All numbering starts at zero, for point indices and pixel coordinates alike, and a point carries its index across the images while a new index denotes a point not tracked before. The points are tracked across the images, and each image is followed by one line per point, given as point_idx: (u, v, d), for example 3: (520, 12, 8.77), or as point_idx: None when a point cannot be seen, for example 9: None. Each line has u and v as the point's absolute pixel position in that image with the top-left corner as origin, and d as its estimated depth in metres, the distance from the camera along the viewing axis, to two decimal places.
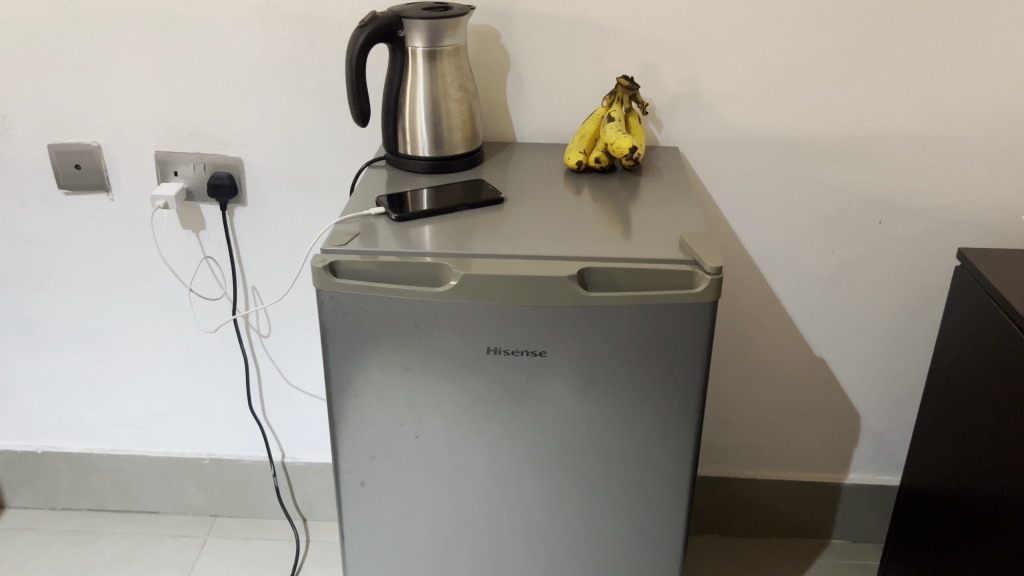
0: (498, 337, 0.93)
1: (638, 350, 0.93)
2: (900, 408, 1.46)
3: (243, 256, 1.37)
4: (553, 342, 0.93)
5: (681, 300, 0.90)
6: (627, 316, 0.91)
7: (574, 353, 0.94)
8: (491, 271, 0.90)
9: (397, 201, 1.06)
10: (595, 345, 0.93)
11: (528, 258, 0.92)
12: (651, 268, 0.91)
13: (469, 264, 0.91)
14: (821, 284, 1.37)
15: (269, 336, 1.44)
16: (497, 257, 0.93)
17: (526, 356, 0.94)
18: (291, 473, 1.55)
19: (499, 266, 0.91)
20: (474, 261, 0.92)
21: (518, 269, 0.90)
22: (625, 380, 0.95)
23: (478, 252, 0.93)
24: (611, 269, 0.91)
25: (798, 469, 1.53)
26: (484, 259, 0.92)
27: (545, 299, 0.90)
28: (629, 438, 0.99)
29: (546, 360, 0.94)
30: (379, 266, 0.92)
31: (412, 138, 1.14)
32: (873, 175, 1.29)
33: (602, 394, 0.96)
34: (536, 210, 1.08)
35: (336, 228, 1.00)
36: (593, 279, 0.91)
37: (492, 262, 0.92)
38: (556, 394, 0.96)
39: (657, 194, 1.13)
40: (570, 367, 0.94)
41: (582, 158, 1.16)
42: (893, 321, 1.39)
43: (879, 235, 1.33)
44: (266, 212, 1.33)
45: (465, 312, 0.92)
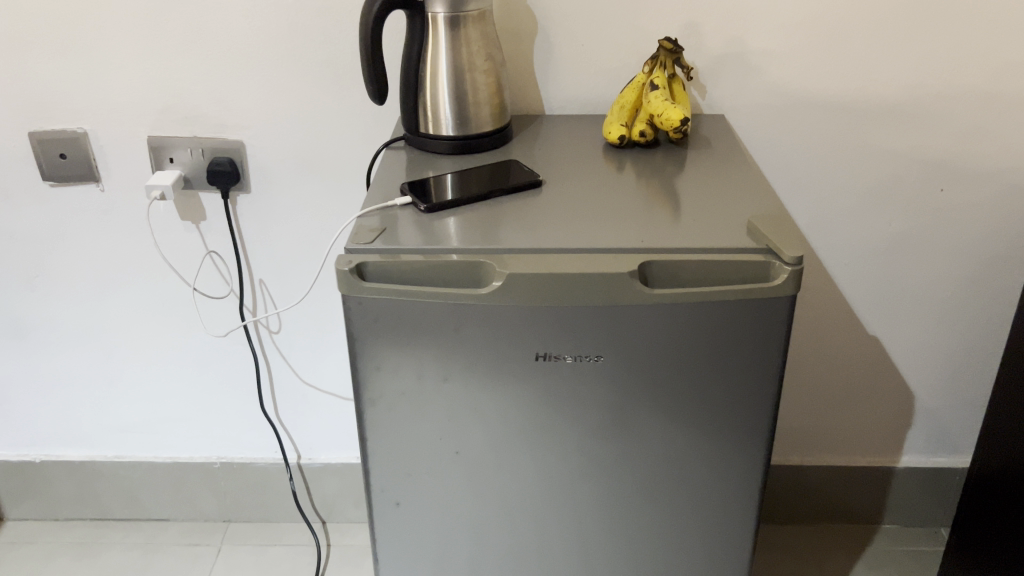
0: (549, 343, 0.83)
1: (703, 351, 0.83)
2: (959, 387, 1.36)
3: (249, 247, 1.26)
4: (611, 344, 0.82)
5: (754, 295, 0.80)
6: (694, 314, 0.81)
7: (635, 356, 0.83)
8: (538, 270, 0.79)
9: (424, 190, 0.94)
10: (657, 348, 0.83)
11: (579, 254, 0.82)
12: (719, 260, 0.80)
13: (513, 262, 0.81)
14: (877, 257, 1.26)
15: (279, 332, 1.33)
16: (544, 253, 0.82)
17: (581, 361, 0.83)
18: (308, 475, 1.46)
19: (544, 262, 0.81)
20: (518, 257, 0.81)
21: (569, 265, 0.80)
22: (691, 384, 0.85)
23: (521, 249, 0.82)
24: (675, 262, 0.81)
25: (848, 454, 1.44)
26: (528, 256, 0.82)
27: (599, 298, 0.80)
28: (693, 448, 0.89)
29: (603, 365, 0.84)
30: (412, 266, 0.82)
31: (434, 116, 1.02)
32: (935, 138, 1.17)
33: (663, 402, 0.86)
34: (578, 194, 0.97)
35: (358, 224, 0.88)
36: (653, 276, 0.81)
37: (538, 259, 0.81)
38: (613, 403, 0.86)
39: (708, 168, 1.02)
40: (627, 373, 0.84)
41: (624, 132, 1.04)
42: (953, 295, 1.29)
43: (940, 204, 1.22)
44: (272, 199, 1.21)
45: (510, 316, 0.81)
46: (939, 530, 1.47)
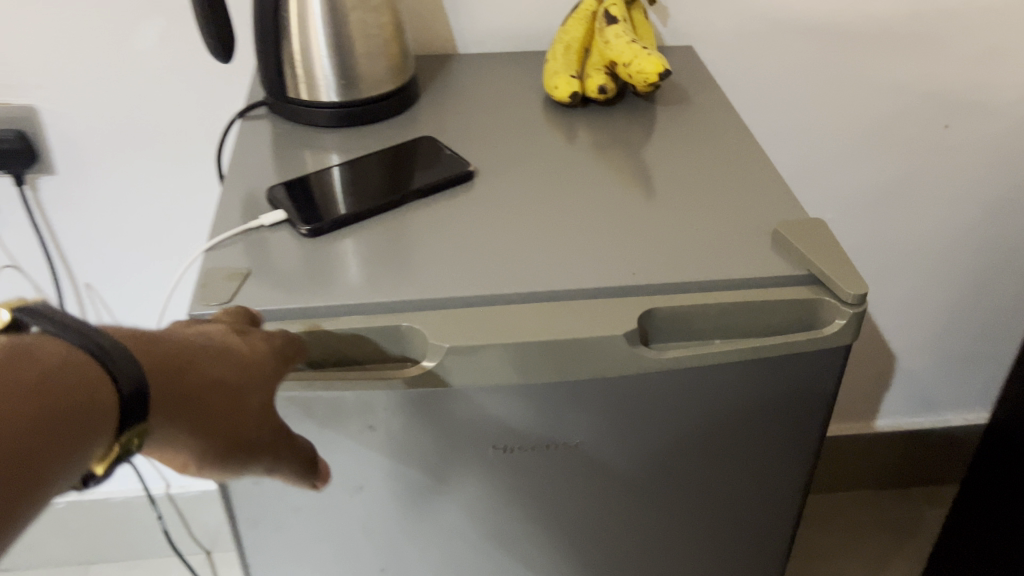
0: (510, 433, 0.57)
1: (719, 420, 0.60)
2: (943, 344, 1.18)
3: (64, 245, 0.93)
4: (599, 426, 0.58)
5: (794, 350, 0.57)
6: (714, 380, 0.57)
7: (631, 437, 0.59)
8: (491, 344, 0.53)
9: (304, 198, 0.65)
10: (663, 427, 0.59)
11: (545, 308, 0.56)
12: (746, 301, 0.56)
13: (451, 327, 0.54)
14: (864, 208, 1.05)
15: None
16: (495, 308, 0.56)
17: (557, 451, 0.58)
18: (181, 506, 1.18)
19: (495, 324, 0.54)
20: (456, 316, 0.55)
21: (534, 326, 0.54)
22: (704, 460, 0.61)
23: (458, 306, 0.56)
24: (685, 309, 0.56)
25: None
26: (470, 314, 0.55)
27: (585, 372, 0.55)
28: (701, 528, 0.67)
29: (587, 452, 0.59)
30: (303, 338, 0.55)
31: (307, 74, 0.72)
32: (947, 63, 0.94)
33: (667, 484, 0.62)
34: (521, 185, 0.69)
35: (208, 262, 0.59)
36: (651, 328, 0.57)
37: (486, 318, 0.55)
38: (599, 494, 0.62)
39: (689, 132, 0.75)
40: (612, 458, 0.60)
41: (577, 87, 0.75)
42: (947, 247, 1.09)
43: (943, 142, 1.00)
44: (89, 182, 0.88)
45: (448, 401, 0.55)
46: (910, 490, 1.34)
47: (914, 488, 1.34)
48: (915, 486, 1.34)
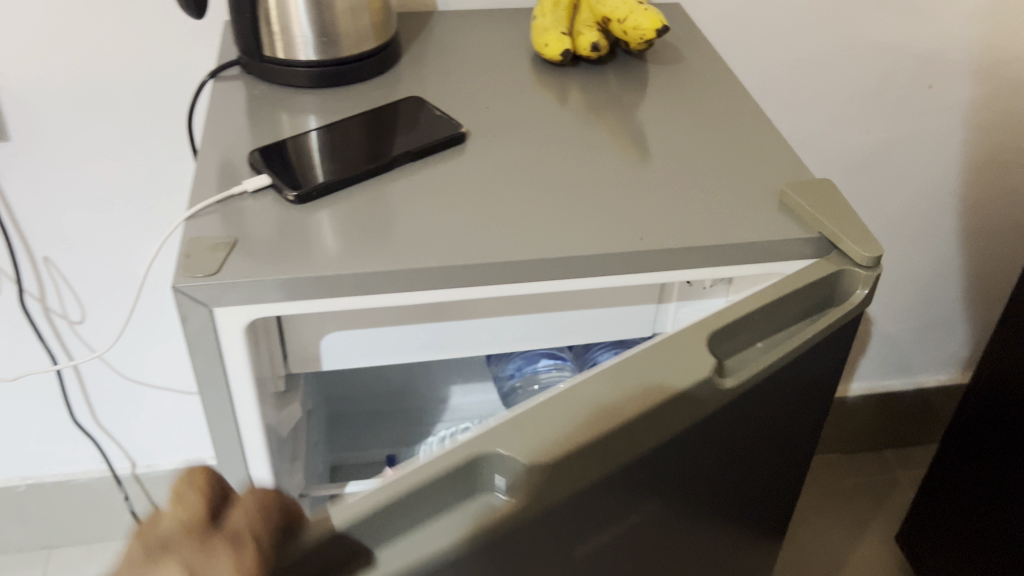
0: (585, 535, 0.43)
1: (761, 423, 0.52)
2: (922, 309, 1.19)
3: (20, 216, 0.87)
4: (665, 485, 0.46)
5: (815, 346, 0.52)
6: (771, 383, 0.49)
7: (687, 480, 0.48)
8: (591, 448, 0.39)
9: (290, 164, 0.61)
10: (714, 453, 0.49)
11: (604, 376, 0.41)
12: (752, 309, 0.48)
13: (524, 425, 0.38)
14: (847, 172, 1.03)
15: (82, 323, 0.97)
16: (559, 401, 0.40)
17: (627, 530, 0.45)
18: (149, 486, 1.14)
19: (584, 421, 0.39)
20: (525, 419, 0.39)
21: (612, 400, 0.40)
22: (737, 471, 0.53)
23: (525, 415, 0.39)
24: (735, 320, 0.47)
25: None
26: (536, 415, 0.39)
27: (670, 430, 0.42)
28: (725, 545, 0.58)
29: (652, 517, 0.47)
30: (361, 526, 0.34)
31: (284, 32, 0.67)
32: (933, 23, 0.92)
33: (707, 513, 0.53)
34: (517, 149, 0.66)
35: (188, 231, 0.55)
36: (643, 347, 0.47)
37: (559, 409, 0.39)
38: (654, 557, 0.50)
39: (685, 92, 0.73)
40: (659, 526, 0.48)
41: (569, 44, 0.71)
42: (928, 210, 1.08)
43: (928, 104, 0.98)
44: (47, 148, 0.83)
45: (544, 528, 0.39)
46: (882, 452, 1.36)
47: (887, 450, 1.36)
48: (888, 448, 1.36)
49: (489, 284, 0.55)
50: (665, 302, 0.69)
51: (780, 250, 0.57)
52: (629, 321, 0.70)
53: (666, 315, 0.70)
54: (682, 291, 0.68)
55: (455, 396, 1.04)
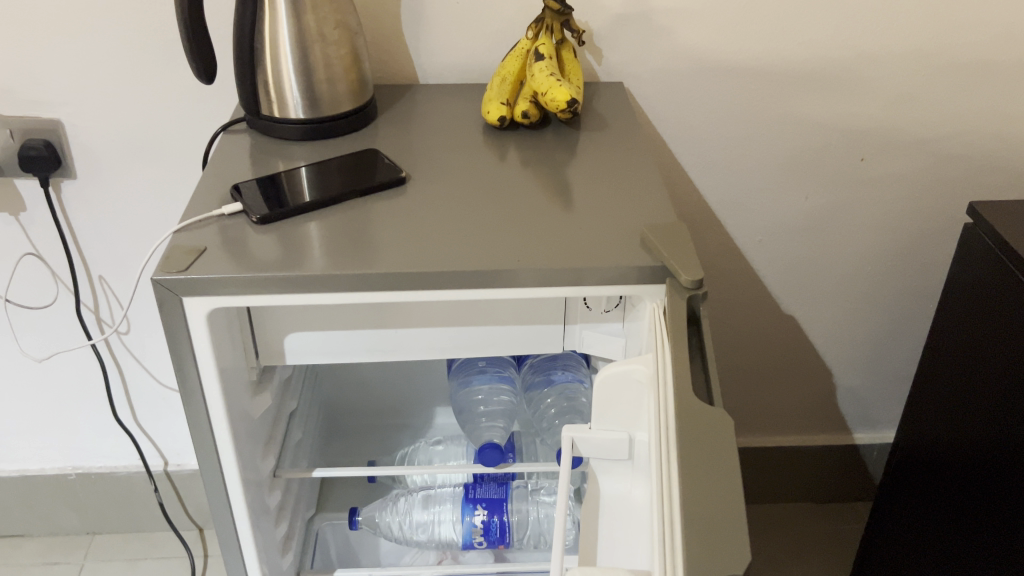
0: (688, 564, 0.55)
1: None
2: (875, 362, 1.30)
3: (79, 239, 1.07)
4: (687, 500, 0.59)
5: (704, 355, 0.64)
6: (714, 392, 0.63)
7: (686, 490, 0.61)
8: (739, 526, 0.50)
9: (265, 194, 0.79)
10: None
11: (693, 500, 0.52)
12: (684, 395, 0.58)
13: (706, 552, 0.49)
14: (793, 233, 1.15)
15: (129, 333, 1.16)
16: (695, 530, 0.50)
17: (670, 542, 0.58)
18: (177, 482, 1.31)
19: (723, 522, 0.50)
20: (703, 551, 0.49)
21: (707, 500, 0.51)
22: None
23: (697, 548, 0.49)
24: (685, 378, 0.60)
25: (780, 433, 1.39)
26: (702, 548, 0.49)
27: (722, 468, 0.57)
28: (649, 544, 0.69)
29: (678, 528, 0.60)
30: None
31: (278, 96, 0.86)
32: (858, 105, 1.05)
33: None
34: (451, 191, 0.82)
35: (176, 240, 0.73)
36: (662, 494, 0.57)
37: (707, 531, 0.50)
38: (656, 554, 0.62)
39: (603, 152, 0.88)
40: None
41: (506, 112, 0.89)
42: (872, 271, 1.19)
43: (862, 175, 1.11)
44: (103, 186, 1.03)
45: None
46: (856, 504, 1.45)
47: (860, 503, 1.46)
48: (860, 500, 1.46)
49: (398, 289, 0.71)
50: (571, 324, 0.83)
51: (633, 274, 0.70)
52: (542, 338, 0.84)
53: (573, 334, 0.84)
54: (583, 315, 0.82)
55: (438, 416, 1.19)
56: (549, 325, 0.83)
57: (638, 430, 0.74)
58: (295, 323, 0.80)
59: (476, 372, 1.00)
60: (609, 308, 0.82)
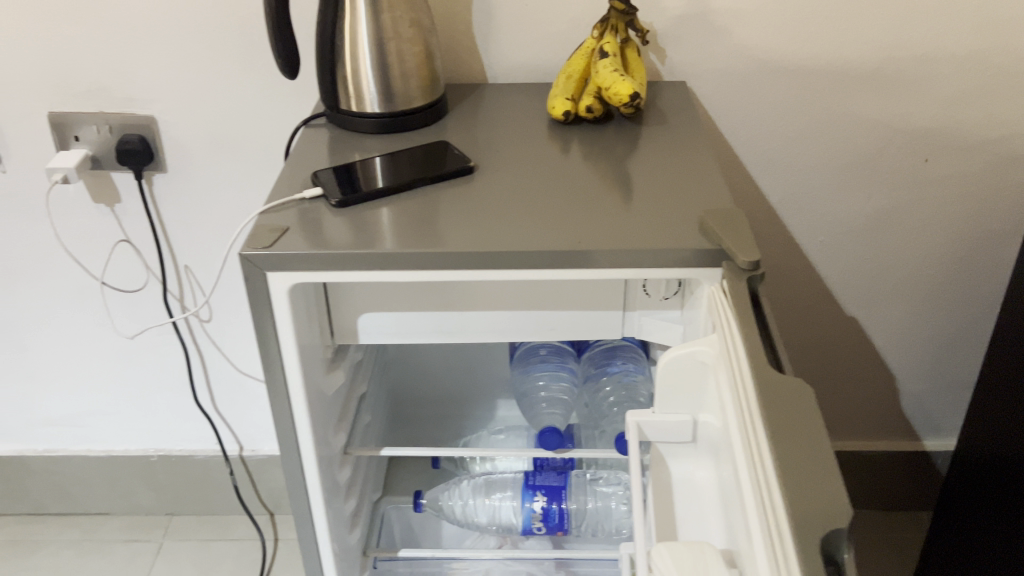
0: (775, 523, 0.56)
1: None
2: (940, 367, 1.29)
3: (168, 230, 1.14)
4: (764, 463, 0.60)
5: (769, 334, 0.65)
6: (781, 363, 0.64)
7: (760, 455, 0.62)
8: (835, 482, 0.51)
9: (342, 180, 0.84)
10: None
11: (785, 462, 0.52)
12: (761, 369, 0.59)
13: (806, 506, 0.49)
14: (855, 234, 1.16)
15: (210, 321, 1.22)
16: (791, 488, 0.50)
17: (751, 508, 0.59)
18: (251, 468, 1.37)
19: (816, 480, 0.51)
20: (801, 505, 0.49)
21: (798, 455, 0.53)
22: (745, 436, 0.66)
23: (795, 503, 0.49)
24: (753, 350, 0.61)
25: (842, 437, 1.39)
26: (800, 502, 0.49)
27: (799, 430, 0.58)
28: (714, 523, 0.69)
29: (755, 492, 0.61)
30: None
31: (356, 91, 0.91)
32: (920, 105, 1.06)
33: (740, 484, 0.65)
34: (517, 180, 0.86)
35: (260, 220, 0.78)
36: (744, 457, 0.57)
37: (802, 488, 0.50)
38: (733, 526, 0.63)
39: (664, 146, 0.91)
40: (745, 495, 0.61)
41: (570, 107, 0.93)
42: (936, 273, 1.19)
43: (924, 176, 1.11)
44: (191, 180, 1.10)
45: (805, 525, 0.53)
46: (919, 514, 1.44)
47: (925, 513, 1.44)
48: (925, 510, 1.44)
49: (464, 269, 0.75)
50: (630, 311, 0.86)
51: (690, 256, 0.73)
52: (603, 325, 0.87)
53: (632, 321, 0.87)
54: (643, 302, 0.85)
55: (501, 409, 1.23)
56: (610, 312, 0.86)
57: (703, 411, 0.72)
58: (368, 304, 0.85)
59: (538, 360, 1.04)
60: (668, 294, 0.84)
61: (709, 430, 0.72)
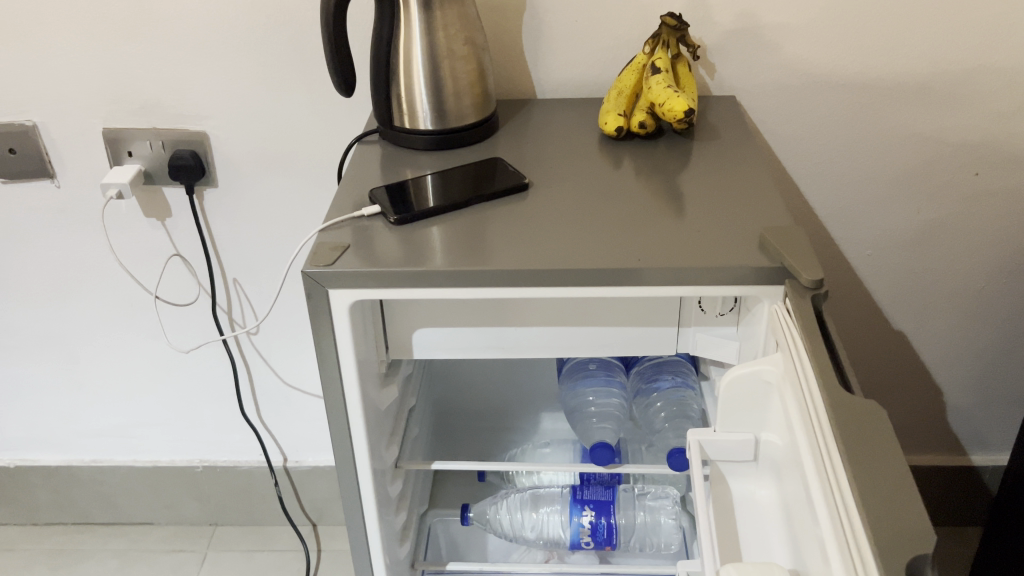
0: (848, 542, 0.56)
1: None
2: (988, 381, 1.28)
3: (218, 244, 1.15)
4: None
5: (836, 353, 0.65)
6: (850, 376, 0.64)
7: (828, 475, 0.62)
8: (916, 507, 0.51)
9: (395, 197, 0.84)
10: None
11: (863, 489, 0.52)
12: (833, 391, 0.59)
13: (888, 535, 0.49)
14: (903, 247, 1.15)
15: (257, 333, 1.24)
16: (872, 516, 0.51)
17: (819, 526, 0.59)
18: (295, 478, 1.38)
19: (898, 507, 0.51)
20: (883, 534, 0.49)
21: (878, 479, 0.53)
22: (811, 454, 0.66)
23: (877, 532, 0.49)
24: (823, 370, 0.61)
25: None
26: (882, 529, 0.49)
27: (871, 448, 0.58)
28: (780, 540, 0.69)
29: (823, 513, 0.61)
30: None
31: (409, 108, 0.92)
32: (971, 118, 1.05)
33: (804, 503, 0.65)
34: (572, 197, 0.86)
35: (320, 238, 0.79)
36: (817, 478, 0.57)
37: (884, 516, 0.50)
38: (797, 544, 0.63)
39: (717, 161, 0.91)
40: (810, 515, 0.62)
41: (622, 123, 0.93)
42: (985, 287, 1.18)
43: (974, 188, 1.10)
44: (241, 194, 1.11)
45: None
46: (965, 530, 1.42)
47: (971, 529, 1.43)
48: (970, 526, 1.43)
49: (516, 285, 0.75)
50: (685, 327, 0.86)
51: (750, 274, 0.73)
52: (656, 342, 0.87)
53: (687, 337, 0.87)
54: (698, 318, 0.85)
55: (545, 422, 1.23)
56: (664, 328, 0.86)
57: (765, 429, 0.72)
58: (423, 318, 0.86)
59: (586, 376, 1.05)
60: (724, 310, 0.85)
61: (771, 449, 0.72)
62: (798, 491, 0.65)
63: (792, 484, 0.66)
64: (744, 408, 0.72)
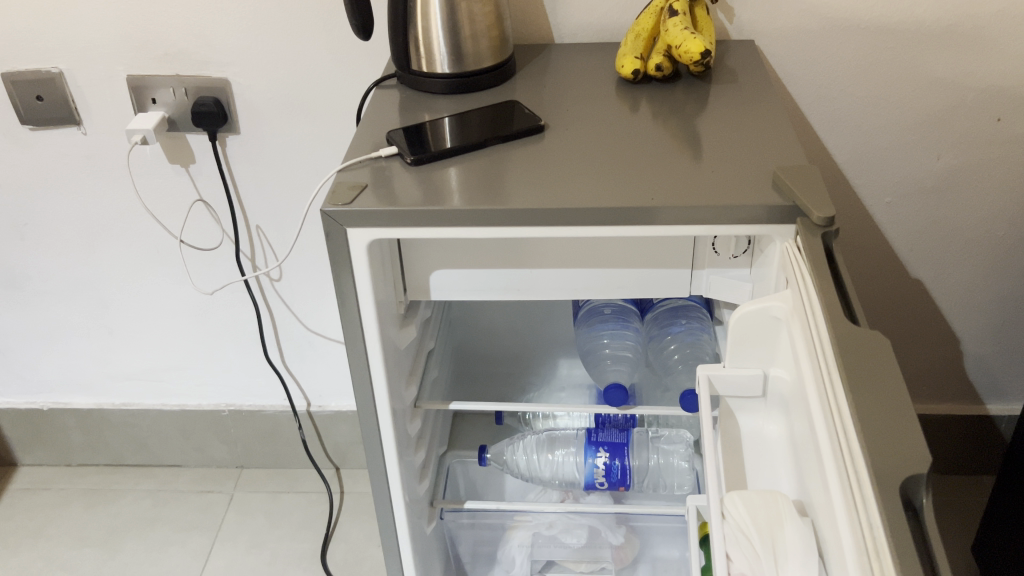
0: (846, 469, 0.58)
1: None
2: (1006, 330, 1.28)
3: (240, 190, 1.17)
4: None
5: (843, 288, 0.66)
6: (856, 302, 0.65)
7: None
8: (916, 434, 0.52)
9: (412, 139, 0.85)
10: None
11: (864, 415, 0.53)
12: (838, 323, 0.60)
13: (886, 459, 0.50)
14: (922, 194, 1.15)
15: (280, 280, 1.26)
16: (871, 441, 0.52)
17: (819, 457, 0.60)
18: (318, 422, 1.42)
19: (897, 433, 0.52)
20: (882, 455, 0.51)
21: (879, 408, 0.54)
22: None
23: (876, 456, 0.51)
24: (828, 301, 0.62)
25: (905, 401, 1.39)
26: (881, 453, 0.51)
27: None
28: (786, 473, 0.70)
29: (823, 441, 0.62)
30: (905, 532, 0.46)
31: (427, 52, 0.92)
32: (994, 63, 1.03)
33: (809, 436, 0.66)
34: (588, 138, 0.87)
35: (338, 178, 0.80)
36: (820, 408, 0.58)
37: (883, 441, 0.52)
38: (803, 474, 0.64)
39: (733, 104, 0.91)
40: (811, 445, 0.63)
41: (640, 66, 0.94)
42: (1005, 235, 1.17)
43: (997, 135, 1.09)
44: (263, 141, 1.13)
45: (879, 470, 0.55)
46: (980, 479, 1.44)
47: (986, 477, 1.44)
48: (986, 474, 1.44)
49: (531, 225, 0.76)
50: (699, 269, 0.87)
51: (763, 212, 0.73)
52: (671, 282, 0.88)
53: (700, 279, 0.88)
54: (711, 260, 0.86)
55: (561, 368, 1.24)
56: (679, 269, 0.87)
57: (773, 365, 0.74)
58: (440, 260, 0.87)
59: (601, 320, 1.05)
60: (737, 252, 0.85)
61: (779, 384, 0.73)
62: (803, 424, 0.66)
63: (798, 419, 0.68)
64: (753, 344, 0.73)
